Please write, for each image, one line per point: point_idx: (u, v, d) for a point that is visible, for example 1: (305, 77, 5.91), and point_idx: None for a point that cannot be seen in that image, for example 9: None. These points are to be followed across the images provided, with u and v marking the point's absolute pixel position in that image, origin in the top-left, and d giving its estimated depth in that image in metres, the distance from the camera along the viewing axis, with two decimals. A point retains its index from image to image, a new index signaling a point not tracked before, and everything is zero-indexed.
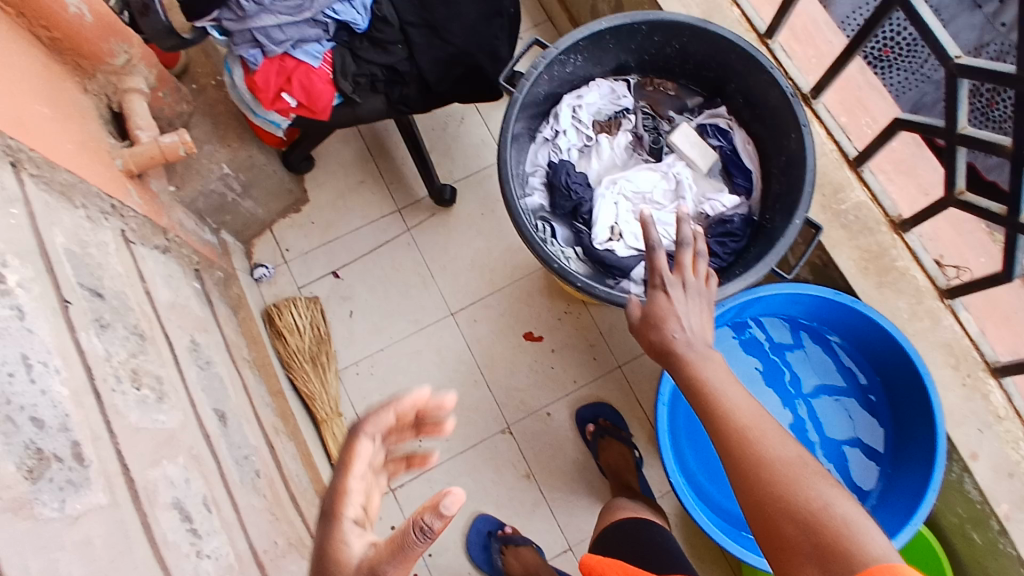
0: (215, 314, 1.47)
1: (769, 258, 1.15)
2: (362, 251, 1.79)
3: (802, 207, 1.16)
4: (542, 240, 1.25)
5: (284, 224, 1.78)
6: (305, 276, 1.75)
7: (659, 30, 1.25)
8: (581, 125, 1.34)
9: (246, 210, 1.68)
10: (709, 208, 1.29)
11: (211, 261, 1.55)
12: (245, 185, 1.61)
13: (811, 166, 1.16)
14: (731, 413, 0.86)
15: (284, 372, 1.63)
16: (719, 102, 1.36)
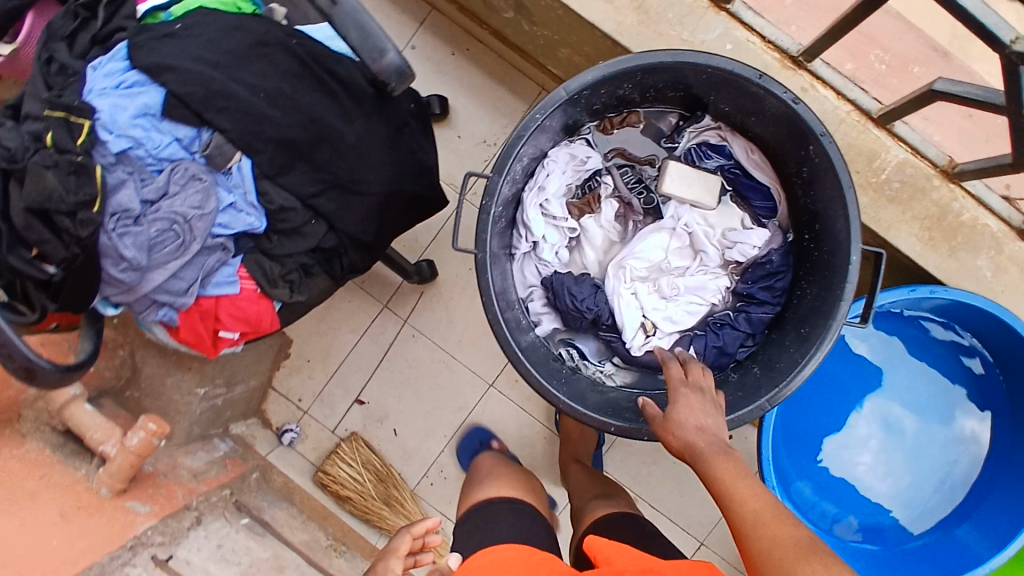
0: (275, 530, 1.40)
1: (838, 316, 0.96)
2: (371, 365, 1.64)
3: (855, 239, 0.95)
4: (579, 381, 1.09)
5: (283, 374, 1.64)
6: (332, 417, 1.64)
7: (602, 83, 0.98)
8: (558, 220, 1.11)
9: (241, 393, 1.53)
10: (739, 252, 1.10)
11: (241, 474, 1.45)
12: (227, 382, 1.46)
13: (849, 188, 0.93)
14: (734, 495, 0.77)
15: (366, 523, 1.59)
16: (701, 113, 1.09)
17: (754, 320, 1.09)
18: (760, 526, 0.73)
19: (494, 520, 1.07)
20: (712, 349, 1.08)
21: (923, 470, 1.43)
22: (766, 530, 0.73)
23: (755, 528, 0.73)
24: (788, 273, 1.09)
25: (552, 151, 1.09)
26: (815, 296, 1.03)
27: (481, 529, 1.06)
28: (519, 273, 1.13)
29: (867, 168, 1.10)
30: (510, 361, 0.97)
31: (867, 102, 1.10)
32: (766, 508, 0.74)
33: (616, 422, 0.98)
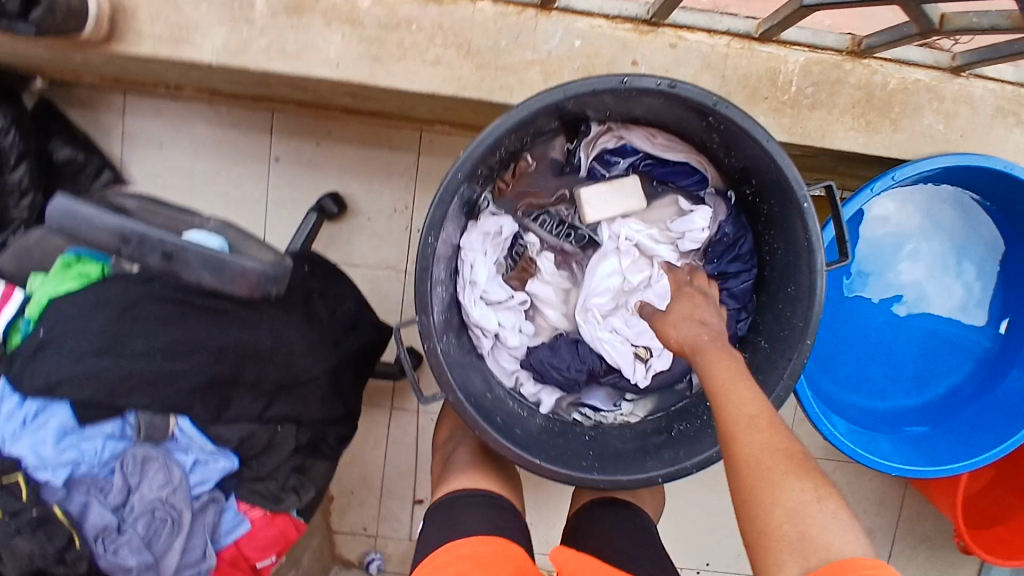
0: None
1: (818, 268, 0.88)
2: (409, 465, 1.62)
3: (799, 186, 0.86)
4: (608, 440, 1.03)
5: (337, 516, 1.63)
6: (401, 528, 1.64)
7: (473, 165, 0.88)
8: (505, 303, 1.04)
9: (309, 560, 1.53)
10: (691, 239, 1.03)
11: None
12: (291, 563, 1.45)
13: (768, 143, 0.84)
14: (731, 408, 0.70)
15: None
16: (587, 121, 0.99)
17: (738, 292, 1.04)
18: (752, 432, 0.66)
19: (464, 513, 0.98)
20: None
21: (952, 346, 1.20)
22: (757, 436, 0.65)
23: (749, 432, 0.66)
24: (748, 232, 1.02)
25: (462, 242, 1.00)
26: (783, 248, 0.96)
27: (452, 523, 0.97)
28: (496, 368, 1.06)
29: (774, 89, 1.00)
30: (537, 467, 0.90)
31: (741, 25, 0.99)
32: (762, 413, 0.68)
33: (667, 468, 0.91)
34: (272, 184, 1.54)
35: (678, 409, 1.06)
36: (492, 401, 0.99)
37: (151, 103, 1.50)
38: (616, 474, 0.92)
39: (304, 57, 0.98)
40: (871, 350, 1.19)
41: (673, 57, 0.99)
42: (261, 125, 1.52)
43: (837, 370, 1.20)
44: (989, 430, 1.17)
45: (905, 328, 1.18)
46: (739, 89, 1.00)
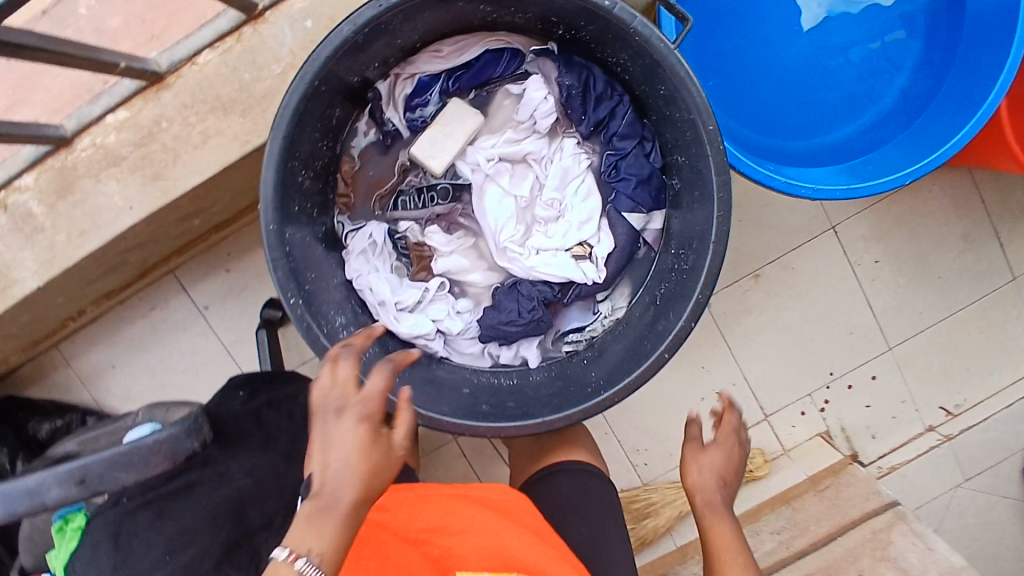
0: None
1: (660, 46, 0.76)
2: None
3: None
4: (608, 351, 0.94)
5: None
6: None
7: (286, 207, 0.81)
8: (425, 299, 0.94)
9: None
10: (544, 114, 0.90)
11: None
12: None
13: None
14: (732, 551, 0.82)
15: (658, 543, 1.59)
16: (371, 86, 0.89)
17: (625, 129, 0.90)
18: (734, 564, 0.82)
19: None
20: (638, 189, 0.91)
21: (880, 36, 1.06)
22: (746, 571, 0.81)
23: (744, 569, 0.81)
24: (592, 66, 0.89)
25: (350, 274, 0.93)
26: (629, 58, 0.83)
27: None
28: (467, 359, 0.97)
29: None
30: (548, 424, 0.83)
31: None
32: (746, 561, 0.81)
33: (666, 341, 0.84)
34: (221, 330, 1.51)
35: (654, 274, 0.94)
36: (474, 393, 0.91)
37: (78, 338, 1.52)
38: (626, 380, 0.85)
39: (104, 221, 0.95)
40: (791, 87, 1.06)
41: None
42: (173, 292, 1.50)
43: (779, 122, 1.07)
44: (962, 89, 1.00)
45: (816, 43, 1.05)
46: None
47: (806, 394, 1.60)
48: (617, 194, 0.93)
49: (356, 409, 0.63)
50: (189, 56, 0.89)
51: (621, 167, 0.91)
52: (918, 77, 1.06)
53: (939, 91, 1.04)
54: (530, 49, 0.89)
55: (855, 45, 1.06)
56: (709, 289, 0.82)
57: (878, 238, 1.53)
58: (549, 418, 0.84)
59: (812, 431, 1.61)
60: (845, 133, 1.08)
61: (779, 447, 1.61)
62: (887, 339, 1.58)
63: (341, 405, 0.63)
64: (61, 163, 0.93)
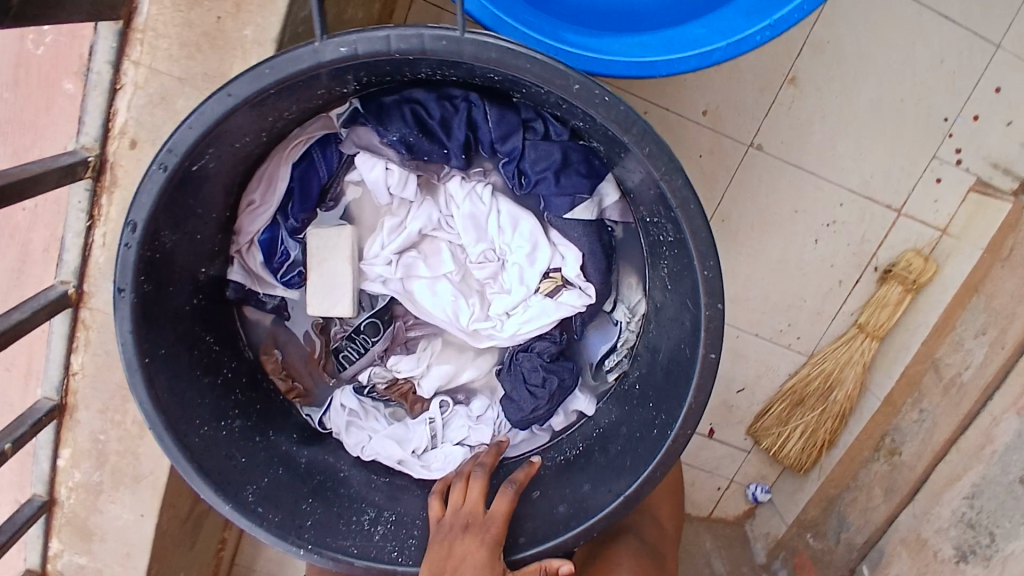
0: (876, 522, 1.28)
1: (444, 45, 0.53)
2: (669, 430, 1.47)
3: (302, 63, 0.53)
4: (654, 362, 0.74)
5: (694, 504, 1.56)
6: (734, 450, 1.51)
7: (228, 474, 0.70)
8: (439, 429, 0.81)
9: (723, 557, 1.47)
10: (401, 183, 0.69)
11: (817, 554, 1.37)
12: None
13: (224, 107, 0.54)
14: None
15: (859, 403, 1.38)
16: (228, 283, 0.73)
17: (498, 132, 0.66)
18: None
19: None
20: (563, 181, 0.68)
21: None
22: None
23: None
24: (413, 92, 0.64)
25: (354, 449, 0.81)
26: (434, 65, 0.59)
27: None
28: (525, 446, 0.83)
29: None
30: (635, 494, 0.69)
31: (109, 33, 0.65)
32: None
33: (702, 339, 0.64)
34: None
35: (648, 248, 0.73)
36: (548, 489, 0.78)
37: None
38: (686, 401, 0.67)
39: (133, 541, 0.90)
40: None
41: (145, 148, 0.68)
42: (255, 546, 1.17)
43: None
44: None
45: None
46: (199, 54, 0.65)
47: (930, 158, 1.26)
48: (546, 200, 0.71)
49: (478, 531, 0.69)
50: (64, 372, 0.80)
51: (527, 170, 0.69)
52: None
53: None
54: (336, 121, 0.66)
55: None
56: (711, 257, 0.60)
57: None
58: (632, 487, 0.69)
59: (961, 190, 1.27)
60: None
61: (935, 232, 1.30)
62: (991, 38, 1.21)
63: (467, 520, 0.70)
64: (63, 519, 0.89)
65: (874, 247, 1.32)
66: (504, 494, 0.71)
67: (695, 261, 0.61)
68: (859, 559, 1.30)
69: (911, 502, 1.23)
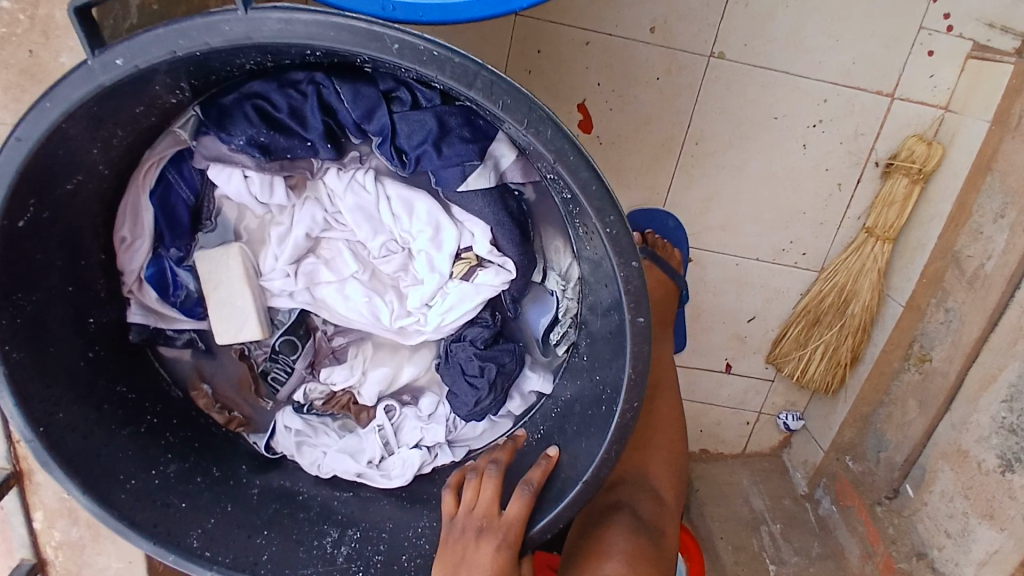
0: (911, 437, 1.18)
1: (228, 34, 0.47)
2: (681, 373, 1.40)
3: (84, 89, 0.48)
4: (597, 329, 0.66)
5: (725, 443, 1.49)
6: (755, 382, 1.42)
7: (166, 524, 0.66)
8: (390, 435, 0.75)
9: (761, 493, 1.40)
10: (268, 188, 0.62)
11: (856, 478, 1.29)
12: (755, 523, 1.33)
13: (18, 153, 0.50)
14: None
15: (879, 311, 1.27)
16: (130, 326, 0.70)
17: (358, 110, 0.58)
18: None
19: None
20: (445, 151, 0.60)
21: None
22: None
23: None
24: (249, 87, 0.58)
25: (311, 469, 0.77)
26: (246, 58, 0.52)
27: None
28: (488, 438, 0.77)
29: (11, 33, 0.60)
30: (593, 479, 0.61)
31: None
32: None
33: (625, 303, 0.55)
34: None
35: (562, 206, 0.64)
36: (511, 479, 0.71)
37: None
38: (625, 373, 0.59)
39: None
40: None
41: None
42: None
43: None
44: None
45: None
46: (23, 96, 0.62)
47: (916, 32, 1.13)
48: (435, 174, 0.63)
49: (492, 536, 0.63)
50: (9, 441, 0.79)
51: (404, 146, 0.61)
52: None
53: None
54: (184, 135, 0.60)
55: None
56: (610, 211, 0.52)
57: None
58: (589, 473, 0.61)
59: (957, 59, 1.14)
60: None
61: (937, 111, 1.18)
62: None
63: (480, 524, 0.64)
64: None
65: (871, 140, 1.21)
66: (519, 496, 0.64)
67: (594, 218, 0.53)
68: (902, 478, 1.19)
69: (949, 411, 1.12)
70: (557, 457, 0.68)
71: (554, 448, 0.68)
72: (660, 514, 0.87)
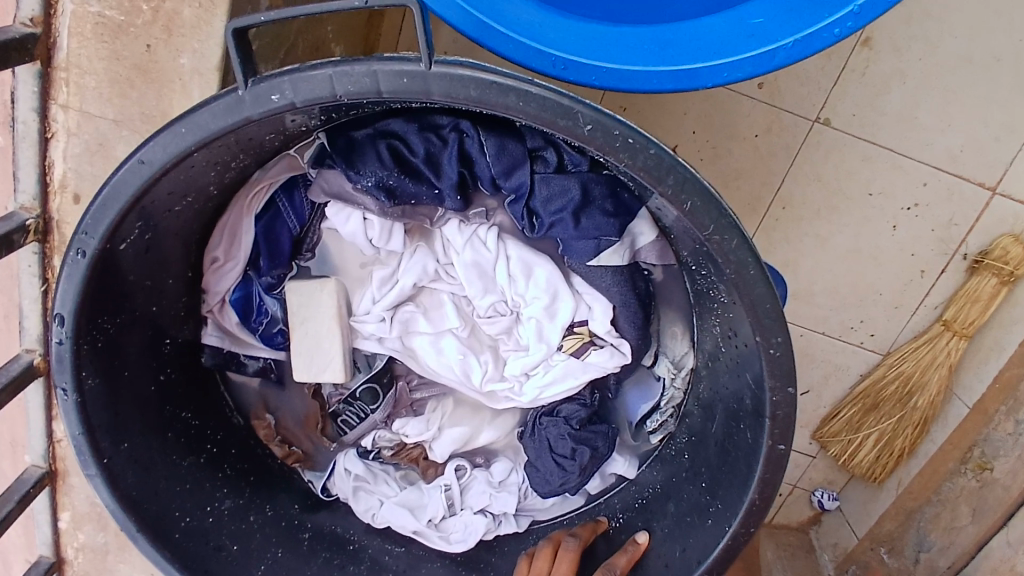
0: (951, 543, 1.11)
1: (400, 88, 0.41)
2: None
3: (228, 119, 0.42)
4: (706, 431, 0.60)
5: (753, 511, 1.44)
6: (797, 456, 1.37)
7: (216, 568, 0.62)
8: (456, 496, 0.70)
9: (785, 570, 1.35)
10: (383, 234, 0.57)
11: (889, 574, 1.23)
12: None
13: (139, 178, 0.44)
14: None
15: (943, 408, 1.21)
16: (203, 347, 0.65)
17: (499, 167, 0.53)
18: None
19: None
20: (583, 222, 0.55)
21: None
22: None
23: None
24: (387, 124, 0.53)
25: (365, 516, 0.72)
26: (404, 104, 0.46)
27: None
28: (556, 512, 0.72)
29: (130, 22, 0.54)
30: None
31: (27, 76, 0.55)
32: None
33: (766, 427, 0.50)
34: None
35: (696, 295, 0.58)
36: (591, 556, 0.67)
37: None
38: (746, 495, 0.53)
39: None
40: None
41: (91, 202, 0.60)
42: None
43: None
44: None
45: None
46: (132, 92, 0.56)
47: None
48: (564, 243, 0.57)
49: None
50: (49, 440, 0.74)
51: (539, 210, 0.56)
52: None
53: None
54: (302, 161, 0.55)
55: None
56: (777, 332, 0.46)
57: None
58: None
59: None
60: None
61: None
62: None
63: None
64: None
65: (964, 232, 1.13)
66: None
67: (756, 336, 0.47)
68: None
69: (1004, 526, 1.03)
70: (645, 545, 0.63)
71: (640, 534, 0.64)
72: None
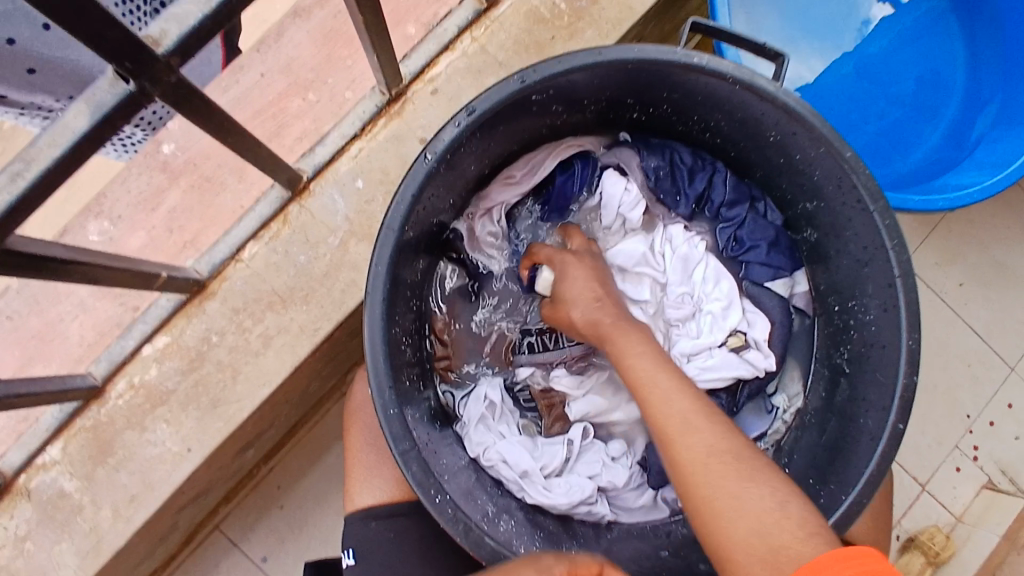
0: None
1: (773, 90, 0.66)
2: None
3: (666, 54, 0.65)
4: (814, 445, 0.76)
5: None
6: None
7: (399, 382, 0.66)
8: (573, 454, 0.76)
9: None
10: (631, 206, 0.80)
11: None
12: None
13: (589, 59, 0.64)
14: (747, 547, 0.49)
15: None
16: (450, 229, 0.79)
17: (732, 193, 0.80)
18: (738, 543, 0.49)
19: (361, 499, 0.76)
20: (772, 253, 0.80)
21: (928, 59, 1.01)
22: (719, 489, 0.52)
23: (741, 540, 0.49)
24: (672, 142, 0.81)
25: (474, 448, 0.73)
26: (732, 112, 0.72)
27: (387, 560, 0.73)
28: (637, 516, 0.76)
29: (549, 18, 0.81)
30: None
31: (467, 8, 0.81)
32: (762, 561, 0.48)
33: (894, 406, 0.65)
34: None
35: (823, 342, 0.80)
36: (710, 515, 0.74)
37: None
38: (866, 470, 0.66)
39: (158, 479, 0.76)
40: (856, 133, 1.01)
41: (442, 98, 0.79)
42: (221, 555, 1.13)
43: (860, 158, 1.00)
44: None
45: (863, 89, 1.01)
46: (526, 54, 0.80)
47: (952, 446, 1.15)
48: (748, 266, 0.81)
49: None
50: (230, 255, 0.76)
51: (743, 237, 0.80)
52: (980, 82, 1.00)
53: (1000, 105, 0.97)
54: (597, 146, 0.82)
55: (903, 88, 1.01)
56: (918, 330, 0.66)
57: (955, 259, 1.19)
58: None
59: (977, 484, 1.15)
60: (917, 162, 1.00)
61: (951, 517, 1.14)
62: (1005, 358, 1.18)
63: None
64: (94, 420, 0.75)
65: (899, 513, 1.14)
66: None
67: (901, 329, 0.66)
68: None
69: None
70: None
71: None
72: (657, 388, 0.56)
